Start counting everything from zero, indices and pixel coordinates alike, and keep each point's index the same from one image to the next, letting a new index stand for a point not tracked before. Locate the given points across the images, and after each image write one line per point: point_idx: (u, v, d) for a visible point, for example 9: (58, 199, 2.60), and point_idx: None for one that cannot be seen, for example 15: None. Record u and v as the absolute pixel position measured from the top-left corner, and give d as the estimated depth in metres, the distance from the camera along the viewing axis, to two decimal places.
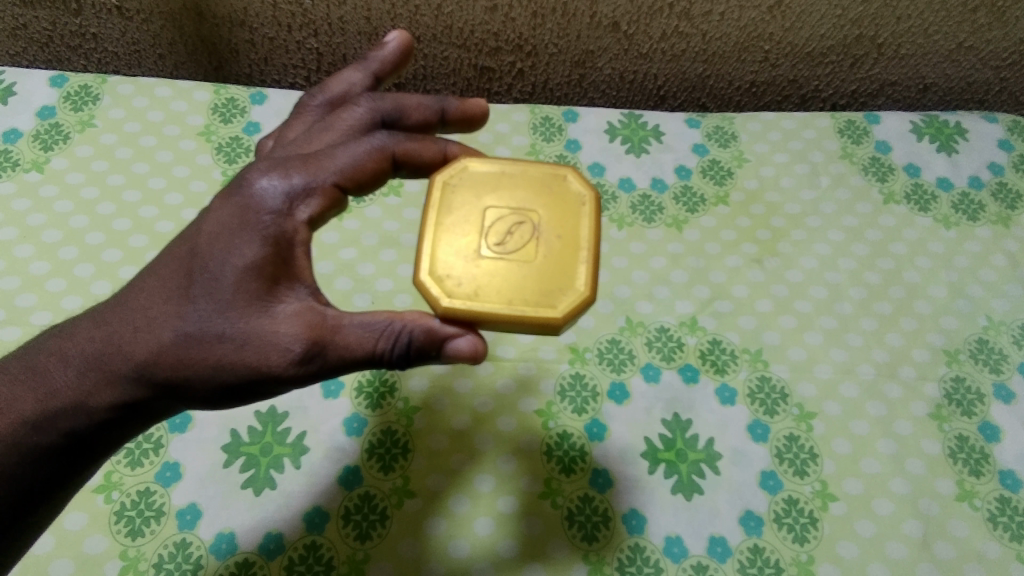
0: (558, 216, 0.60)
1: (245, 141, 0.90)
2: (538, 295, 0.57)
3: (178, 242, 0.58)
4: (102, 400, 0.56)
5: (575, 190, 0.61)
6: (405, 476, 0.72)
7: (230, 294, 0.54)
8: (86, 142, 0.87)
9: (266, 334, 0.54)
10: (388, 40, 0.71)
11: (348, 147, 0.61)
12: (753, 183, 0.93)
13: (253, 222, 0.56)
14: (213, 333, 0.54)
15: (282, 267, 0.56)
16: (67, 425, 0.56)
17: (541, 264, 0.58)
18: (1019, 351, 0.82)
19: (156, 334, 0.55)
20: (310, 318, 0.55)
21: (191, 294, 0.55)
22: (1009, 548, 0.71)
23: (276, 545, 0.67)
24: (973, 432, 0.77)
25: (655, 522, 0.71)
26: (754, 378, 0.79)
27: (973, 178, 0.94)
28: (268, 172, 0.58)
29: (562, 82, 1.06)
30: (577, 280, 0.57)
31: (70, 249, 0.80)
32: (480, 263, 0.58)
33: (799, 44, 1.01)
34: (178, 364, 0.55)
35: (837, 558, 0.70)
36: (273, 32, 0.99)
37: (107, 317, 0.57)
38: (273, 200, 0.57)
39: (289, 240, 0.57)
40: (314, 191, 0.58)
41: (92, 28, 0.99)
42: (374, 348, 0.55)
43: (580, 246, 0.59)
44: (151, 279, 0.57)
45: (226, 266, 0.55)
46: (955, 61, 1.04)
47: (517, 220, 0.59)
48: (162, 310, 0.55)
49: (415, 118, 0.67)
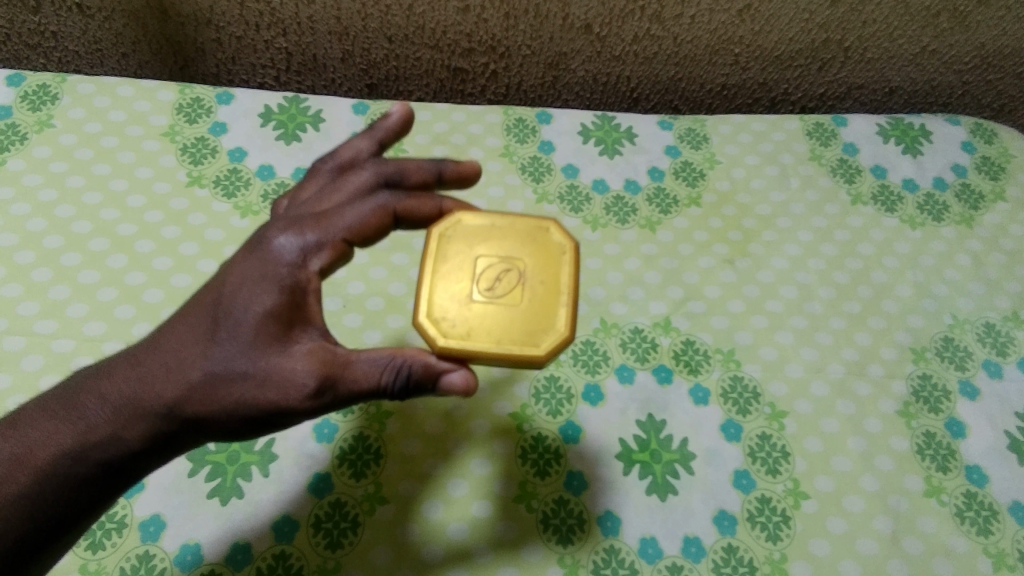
0: (541, 263, 0.60)
1: (211, 142, 0.87)
2: (522, 333, 0.56)
3: (205, 287, 0.58)
4: (135, 435, 0.54)
5: (557, 240, 0.60)
6: (377, 482, 0.70)
7: (251, 335, 0.54)
8: (44, 143, 0.84)
9: (284, 372, 0.53)
10: (393, 110, 0.68)
11: (354, 206, 0.61)
12: (725, 185, 0.93)
13: (271, 272, 0.56)
14: (237, 370, 0.54)
15: (299, 310, 0.56)
16: (100, 456, 0.54)
17: (525, 306, 0.58)
18: (984, 348, 0.84)
19: (185, 374, 0.54)
20: (320, 355, 0.54)
21: (218, 334, 0.55)
22: (976, 542, 0.72)
23: (244, 555, 0.66)
24: (939, 429, 0.78)
25: (630, 523, 0.71)
26: (726, 378, 0.79)
27: (938, 179, 0.96)
28: (285, 230, 0.58)
29: (536, 83, 1.06)
30: (558, 321, 0.57)
31: (28, 253, 0.77)
32: (472, 306, 0.58)
33: (769, 47, 1.02)
34: (205, 401, 0.54)
35: (810, 556, 0.70)
36: (240, 31, 0.98)
37: (140, 357, 0.56)
38: (290, 253, 0.57)
39: (303, 289, 0.57)
40: (324, 245, 0.58)
41: (52, 26, 0.97)
42: (378, 381, 0.54)
43: (561, 291, 0.58)
44: (180, 321, 0.57)
45: (249, 310, 0.54)
46: (920, 65, 1.06)
47: (503, 267, 0.59)
48: (191, 350, 0.55)
49: (414, 180, 0.65)
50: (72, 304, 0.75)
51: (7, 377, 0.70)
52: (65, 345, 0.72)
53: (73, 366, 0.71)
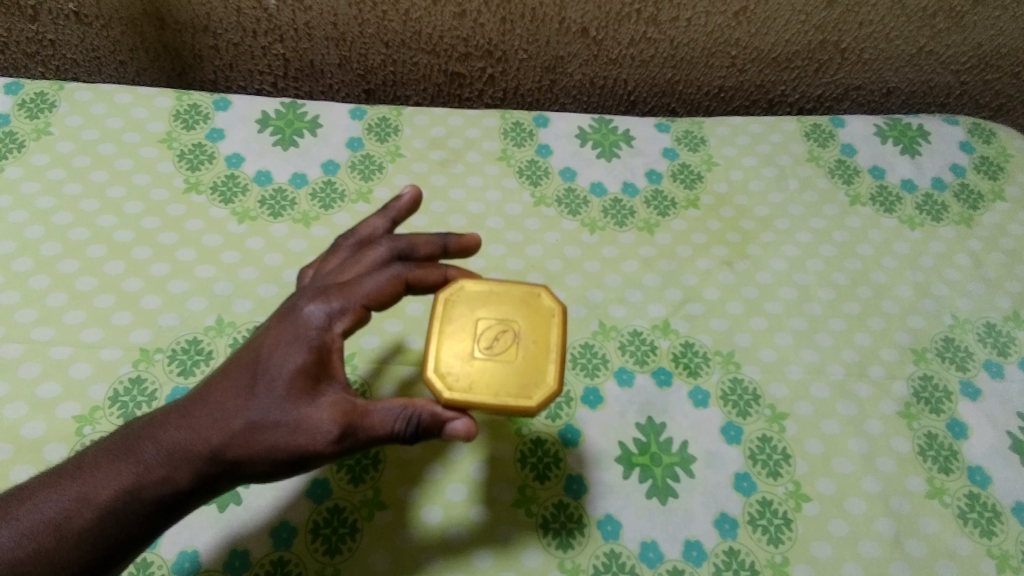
0: (533, 323, 0.62)
1: (208, 148, 0.87)
2: (517, 386, 0.59)
3: (246, 345, 0.62)
4: (184, 477, 0.57)
5: (547, 303, 0.63)
6: (376, 487, 0.70)
7: (284, 389, 0.57)
8: (41, 151, 0.84)
9: (312, 421, 0.56)
10: (404, 191, 0.71)
11: (371, 275, 0.63)
12: (723, 187, 0.93)
13: (302, 333, 0.59)
14: (272, 421, 0.57)
15: (326, 365, 0.59)
16: (152, 494, 0.57)
17: (518, 362, 0.60)
18: (985, 348, 0.84)
19: (228, 423, 0.57)
20: (343, 405, 0.57)
21: (257, 386, 0.58)
22: (979, 544, 0.72)
23: (242, 562, 0.65)
24: (941, 429, 0.78)
25: (631, 527, 0.70)
26: (726, 380, 0.79)
27: (936, 179, 0.96)
28: (314, 298, 0.62)
29: (533, 87, 1.07)
30: (548, 375, 0.60)
31: (25, 260, 0.77)
32: (473, 362, 0.60)
33: (766, 49, 1.02)
34: (244, 448, 0.57)
35: (812, 559, 0.70)
36: (237, 38, 0.98)
37: (188, 409, 0.59)
38: (318, 317, 0.60)
39: (328, 349, 0.60)
40: (347, 311, 0.61)
41: (49, 34, 0.97)
42: (392, 429, 0.57)
43: (550, 349, 0.61)
44: (223, 376, 0.60)
45: (284, 365, 0.58)
46: (917, 66, 1.06)
47: (498, 327, 0.62)
48: (233, 401, 0.58)
49: (422, 253, 0.68)
50: (69, 311, 0.75)
51: (4, 385, 0.70)
52: (62, 352, 0.72)
53: (70, 373, 0.71)
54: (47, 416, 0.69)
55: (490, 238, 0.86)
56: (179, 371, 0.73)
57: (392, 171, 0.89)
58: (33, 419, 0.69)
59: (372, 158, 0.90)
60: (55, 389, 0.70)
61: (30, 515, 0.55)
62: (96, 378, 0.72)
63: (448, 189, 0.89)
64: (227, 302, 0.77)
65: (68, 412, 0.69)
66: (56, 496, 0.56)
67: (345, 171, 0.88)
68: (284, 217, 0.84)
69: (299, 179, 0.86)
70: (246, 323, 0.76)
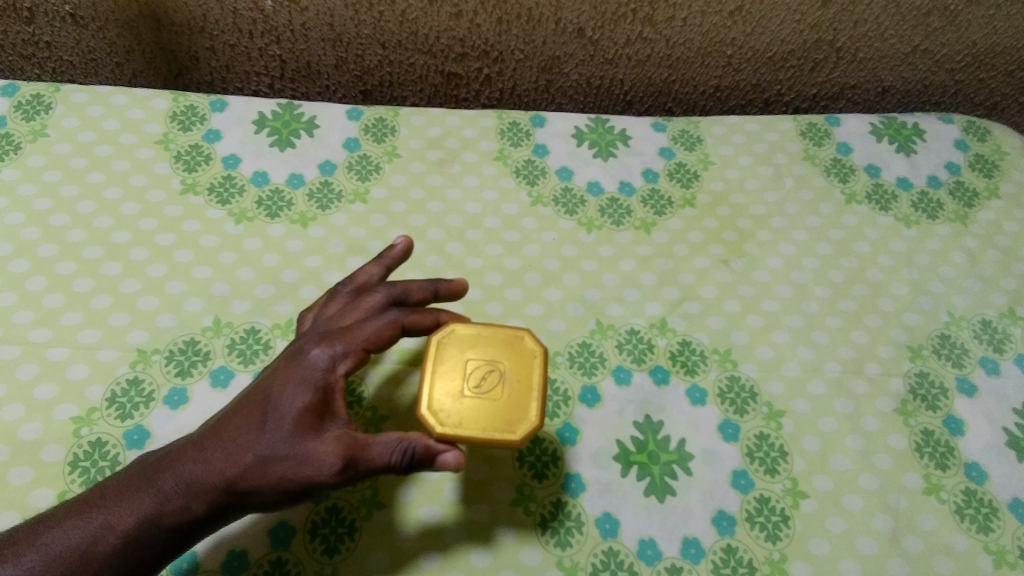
0: (517, 364, 0.65)
1: (205, 149, 0.87)
2: (502, 421, 0.62)
3: (255, 384, 0.64)
4: (199, 507, 0.59)
5: (530, 346, 0.66)
6: (374, 487, 0.70)
7: (292, 425, 0.60)
8: (38, 152, 0.84)
9: (318, 454, 0.59)
10: (398, 241, 0.74)
11: (371, 320, 0.67)
12: (719, 186, 0.94)
13: (308, 373, 0.62)
14: (281, 455, 0.59)
15: (330, 403, 0.62)
16: (171, 522, 0.59)
17: (504, 399, 0.63)
18: (981, 345, 0.84)
19: (239, 456, 0.60)
20: (345, 440, 0.60)
21: (268, 422, 0.60)
22: (976, 539, 0.72)
23: (240, 562, 0.65)
24: (938, 426, 0.78)
25: (629, 525, 0.70)
26: (723, 378, 0.79)
27: (932, 177, 0.96)
28: (318, 342, 0.65)
29: (530, 87, 1.07)
30: (530, 412, 0.62)
31: (22, 262, 0.77)
32: (462, 400, 0.63)
33: (761, 49, 1.03)
34: (255, 479, 0.59)
35: (810, 556, 0.70)
36: (234, 39, 0.99)
37: (201, 443, 0.61)
38: (322, 359, 0.63)
39: (331, 388, 0.63)
40: (350, 353, 0.65)
41: (45, 36, 0.97)
42: (390, 461, 0.61)
43: (532, 388, 0.64)
44: (234, 413, 0.62)
45: (293, 404, 0.61)
46: (912, 64, 1.06)
47: (485, 367, 0.65)
48: (244, 436, 0.60)
49: (415, 298, 0.71)
50: (66, 313, 0.75)
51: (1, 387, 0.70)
52: (59, 354, 0.72)
53: (67, 375, 0.71)
54: (44, 417, 0.69)
55: (487, 238, 0.86)
56: (176, 373, 0.73)
57: (389, 171, 0.89)
58: (30, 420, 0.69)
59: (368, 158, 0.90)
60: (52, 390, 0.70)
61: (54, 541, 0.56)
62: (93, 379, 0.72)
63: (445, 189, 0.89)
64: (225, 303, 0.77)
65: (65, 413, 0.69)
66: (80, 523, 0.57)
67: (342, 172, 0.88)
68: (281, 218, 0.84)
69: (296, 180, 0.86)
70: (244, 323, 0.77)
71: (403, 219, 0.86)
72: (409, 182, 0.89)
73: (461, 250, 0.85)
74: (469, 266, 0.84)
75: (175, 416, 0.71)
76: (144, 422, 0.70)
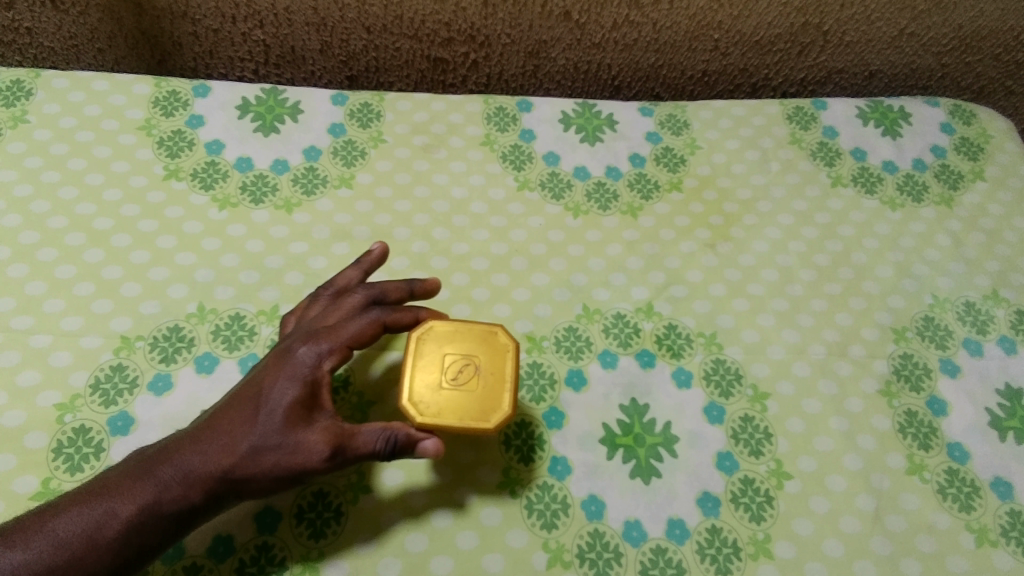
0: (491, 357, 0.66)
1: (188, 135, 0.86)
2: (477, 411, 0.63)
3: (247, 380, 0.66)
4: (199, 495, 0.60)
5: (504, 340, 0.67)
6: (361, 471, 0.70)
7: (283, 417, 0.62)
8: (19, 139, 0.83)
9: (309, 442, 0.61)
10: (372, 248, 0.75)
11: (351, 318, 0.68)
12: (706, 170, 0.93)
13: (296, 369, 0.64)
14: (273, 444, 0.61)
15: (317, 396, 0.63)
16: (172, 509, 0.59)
17: (480, 391, 0.64)
18: (964, 327, 0.84)
19: (235, 446, 0.61)
20: (332, 429, 0.61)
21: (260, 413, 0.62)
22: (958, 518, 0.73)
23: (226, 547, 0.65)
24: (921, 407, 0.79)
25: (615, 506, 0.71)
26: (709, 361, 0.80)
27: (917, 161, 0.96)
28: (305, 341, 0.66)
29: (517, 73, 1.06)
30: (504, 402, 0.64)
31: (3, 249, 0.77)
32: (441, 392, 0.64)
33: (748, 33, 1.03)
34: (250, 467, 0.61)
35: (793, 535, 0.70)
36: (216, 24, 0.98)
37: (198, 434, 0.62)
38: (308, 356, 0.65)
39: (318, 383, 0.64)
40: (334, 350, 0.66)
41: (26, 22, 0.96)
42: (374, 449, 0.61)
43: (505, 380, 0.65)
44: (229, 407, 0.63)
45: (284, 397, 0.62)
46: (899, 48, 1.06)
47: (462, 360, 0.66)
48: (239, 428, 0.62)
49: (392, 298, 0.71)
50: (49, 300, 0.74)
51: None
52: (42, 341, 0.72)
53: (50, 362, 0.71)
54: (27, 405, 0.69)
55: (473, 223, 0.86)
56: (160, 359, 0.73)
57: (374, 157, 0.89)
58: (13, 407, 0.68)
59: (354, 144, 0.89)
60: (35, 377, 0.70)
61: (59, 528, 0.57)
62: (77, 365, 0.71)
63: (431, 174, 0.89)
64: (209, 289, 0.77)
65: (48, 400, 0.69)
66: (83, 510, 0.58)
67: (327, 157, 0.87)
68: (266, 204, 0.83)
69: (281, 165, 0.86)
70: (229, 309, 0.76)
71: (389, 204, 0.86)
72: (394, 167, 0.89)
73: (448, 236, 0.85)
74: (455, 251, 0.84)
75: (160, 402, 0.70)
76: (128, 409, 0.70)
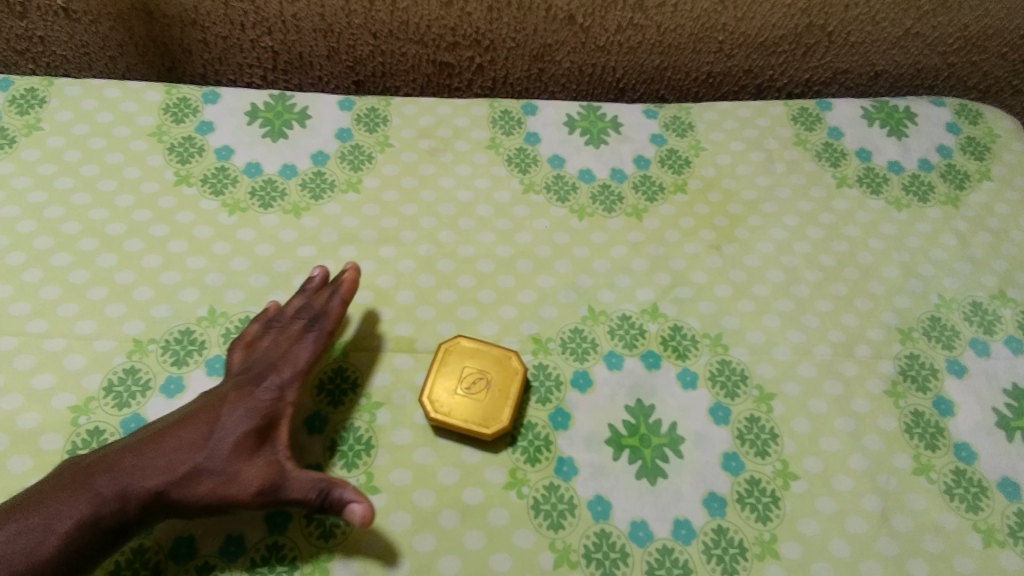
0: (502, 376, 0.74)
1: (198, 141, 0.88)
2: (480, 416, 0.72)
3: (201, 403, 0.68)
4: (134, 510, 0.61)
5: (516, 364, 0.75)
6: (369, 472, 0.71)
7: (232, 447, 0.64)
8: (33, 146, 0.85)
9: (249, 475, 0.63)
10: (318, 278, 0.77)
11: (303, 347, 0.71)
12: (711, 171, 0.94)
13: (253, 401, 0.67)
14: (217, 471, 0.63)
15: (267, 429, 0.66)
16: (107, 524, 0.61)
17: (487, 400, 0.73)
18: (971, 327, 0.84)
19: (177, 467, 0.63)
20: (276, 465, 0.64)
21: (210, 438, 0.65)
22: (965, 518, 0.73)
23: (237, 547, 0.66)
24: (928, 407, 0.79)
25: (621, 507, 0.71)
26: (714, 361, 0.80)
27: (923, 161, 0.96)
28: (265, 373, 0.69)
29: (522, 76, 1.07)
30: (503, 416, 0.72)
31: (18, 254, 0.78)
32: (455, 396, 0.73)
33: (752, 34, 1.03)
34: (188, 490, 0.62)
35: (799, 535, 0.71)
36: (226, 31, 0.99)
37: (141, 451, 0.64)
38: (267, 390, 0.68)
39: (273, 416, 0.67)
40: (292, 382, 0.69)
41: (38, 31, 0.97)
42: (306, 497, 0.62)
43: (509, 398, 0.73)
44: (178, 427, 0.65)
45: (236, 427, 0.65)
46: (904, 48, 1.06)
47: (477, 374, 0.74)
48: (185, 449, 0.64)
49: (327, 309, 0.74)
50: (63, 304, 0.76)
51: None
52: (56, 345, 0.73)
53: (65, 365, 0.72)
54: (43, 407, 0.70)
55: (479, 226, 0.87)
56: (172, 362, 0.74)
57: (381, 161, 0.90)
58: (28, 410, 0.70)
59: (361, 148, 0.90)
60: (50, 380, 0.71)
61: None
62: (90, 368, 0.72)
63: (437, 178, 0.90)
64: (219, 293, 0.78)
65: (63, 402, 0.70)
66: (23, 523, 0.59)
67: (334, 162, 0.89)
68: (275, 208, 0.84)
69: (289, 170, 0.87)
70: (239, 313, 0.77)
71: (396, 208, 0.87)
72: (401, 171, 0.90)
73: (454, 238, 0.86)
74: (461, 254, 0.85)
75: (172, 404, 0.72)
76: (141, 410, 0.71)
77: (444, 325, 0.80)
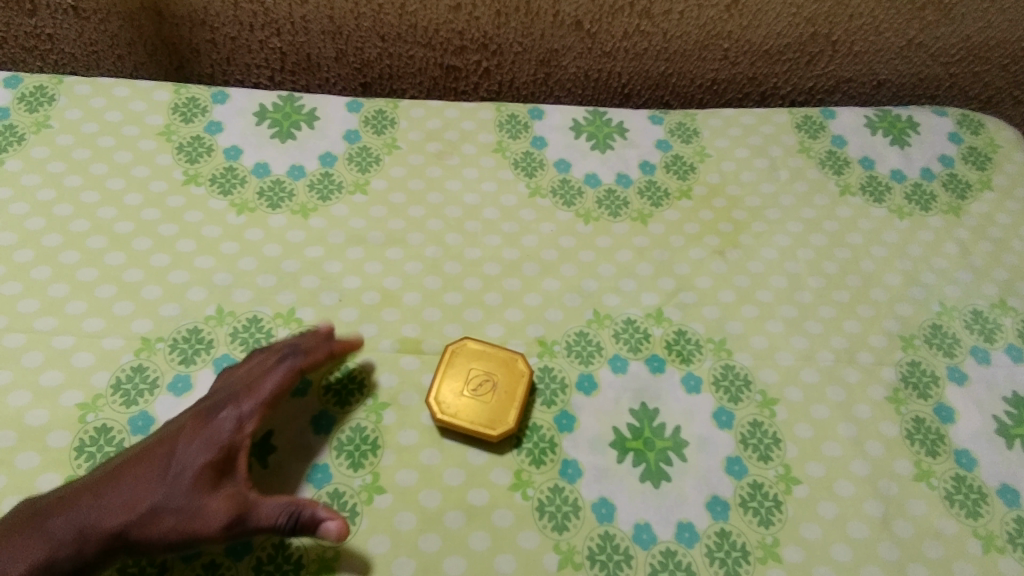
0: (508, 378, 0.75)
1: (207, 141, 0.88)
2: (485, 418, 0.72)
3: (159, 435, 0.67)
4: (93, 550, 0.61)
5: (521, 366, 0.75)
6: (375, 472, 0.71)
7: (190, 481, 0.63)
8: (42, 143, 0.85)
9: (210, 509, 0.62)
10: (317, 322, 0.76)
11: (269, 375, 0.69)
12: (716, 177, 0.95)
13: (211, 433, 0.65)
14: (175, 507, 0.62)
15: (227, 461, 0.65)
16: (65, 565, 0.61)
17: (493, 403, 0.73)
18: (972, 335, 0.85)
19: (134, 505, 0.62)
20: (237, 497, 0.63)
21: (168, 474, 0.64)
22: (965, 524, 0.73)
23: (243, 545, 0.67)
24: (928, 414, 0.79)
25: (625, 509, 0.72)
26: (718, 366, 0.81)
27: (925, 170, 0.97)
28: (225, 403, 0.67)
29: (528, 80, 1.08)
30: (509, 418, 0.72)
31: (26, 251, 0.78)
32: (461, 397, 0.73)
33: (757, 43, 1.04)
34: (147, 528, 0.62)
35: (801, 540, 0.71)
36: (234, 31, 1.00)
37: (96, 489, 0.63)
38: (227, 421, 0.66)
39: (234, 448, 0.66)
40: (254, 413, 0.67)
41: (47, 28, 0.98)
42: (275, 523, 0.62)
43: (514, 401, 0.73)
44: (135, 462, 0.64)
45: (194, 461, 0.64)
46: (907, 58, 1.07)
47: (483, 376, 0.75)
48: (142, 485, 0.63)
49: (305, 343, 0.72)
50: (71, 302, 0.76)
51: (7, 373, 0.71)
52: (64, 342, 0.73)
53: (72, 362, 0.72)
54: (51, 404, 0.70)
55: (485, 229, 0.87)
56: (180, 360, 0.74)
57: (388, 163, 0.90)
58: (36, 407, 0.70)
59: (368, 150, 0.91)
60: (58, 377, 0.72)
61: None
62: (98, 366, 0.73)
63: (444, 180, 0.90)
64: (227, 292, 0.79)
65: (71, 399, 0.71)
66: None
67: (342, 163, 0.89)
68: (283, 208, 0.85)
69: (297, 171, 0.87)
70: (246, 312, 0.78)
71: (403, 210, 0.87)
72: (408, 174, 0.90)
73: (460, 241, 0.86)
74: (468, 257, 0.85)
75: (179, 402, 0.72)
76: (148, 408, 0.71)
77: (450, 327, 0.80)
